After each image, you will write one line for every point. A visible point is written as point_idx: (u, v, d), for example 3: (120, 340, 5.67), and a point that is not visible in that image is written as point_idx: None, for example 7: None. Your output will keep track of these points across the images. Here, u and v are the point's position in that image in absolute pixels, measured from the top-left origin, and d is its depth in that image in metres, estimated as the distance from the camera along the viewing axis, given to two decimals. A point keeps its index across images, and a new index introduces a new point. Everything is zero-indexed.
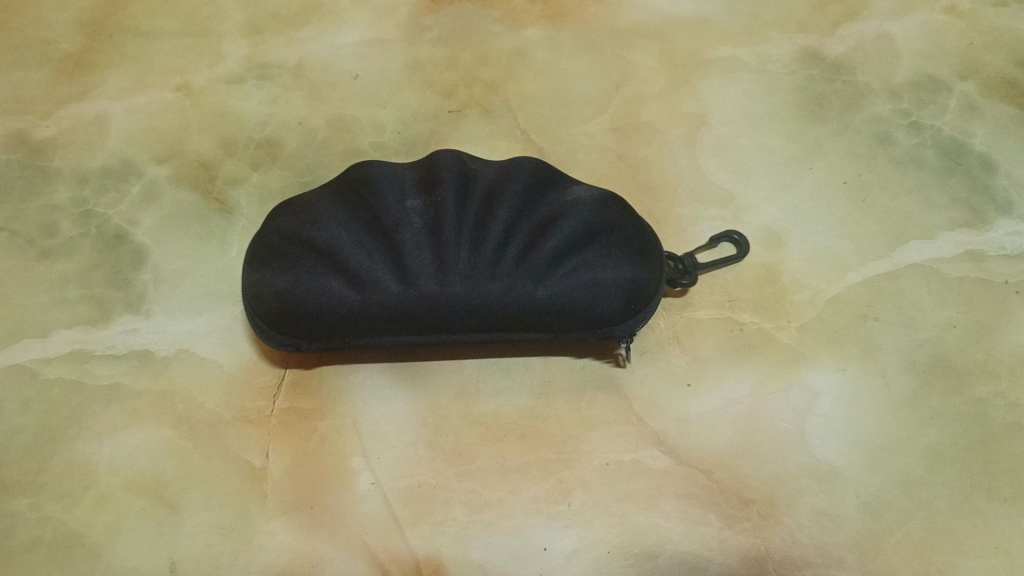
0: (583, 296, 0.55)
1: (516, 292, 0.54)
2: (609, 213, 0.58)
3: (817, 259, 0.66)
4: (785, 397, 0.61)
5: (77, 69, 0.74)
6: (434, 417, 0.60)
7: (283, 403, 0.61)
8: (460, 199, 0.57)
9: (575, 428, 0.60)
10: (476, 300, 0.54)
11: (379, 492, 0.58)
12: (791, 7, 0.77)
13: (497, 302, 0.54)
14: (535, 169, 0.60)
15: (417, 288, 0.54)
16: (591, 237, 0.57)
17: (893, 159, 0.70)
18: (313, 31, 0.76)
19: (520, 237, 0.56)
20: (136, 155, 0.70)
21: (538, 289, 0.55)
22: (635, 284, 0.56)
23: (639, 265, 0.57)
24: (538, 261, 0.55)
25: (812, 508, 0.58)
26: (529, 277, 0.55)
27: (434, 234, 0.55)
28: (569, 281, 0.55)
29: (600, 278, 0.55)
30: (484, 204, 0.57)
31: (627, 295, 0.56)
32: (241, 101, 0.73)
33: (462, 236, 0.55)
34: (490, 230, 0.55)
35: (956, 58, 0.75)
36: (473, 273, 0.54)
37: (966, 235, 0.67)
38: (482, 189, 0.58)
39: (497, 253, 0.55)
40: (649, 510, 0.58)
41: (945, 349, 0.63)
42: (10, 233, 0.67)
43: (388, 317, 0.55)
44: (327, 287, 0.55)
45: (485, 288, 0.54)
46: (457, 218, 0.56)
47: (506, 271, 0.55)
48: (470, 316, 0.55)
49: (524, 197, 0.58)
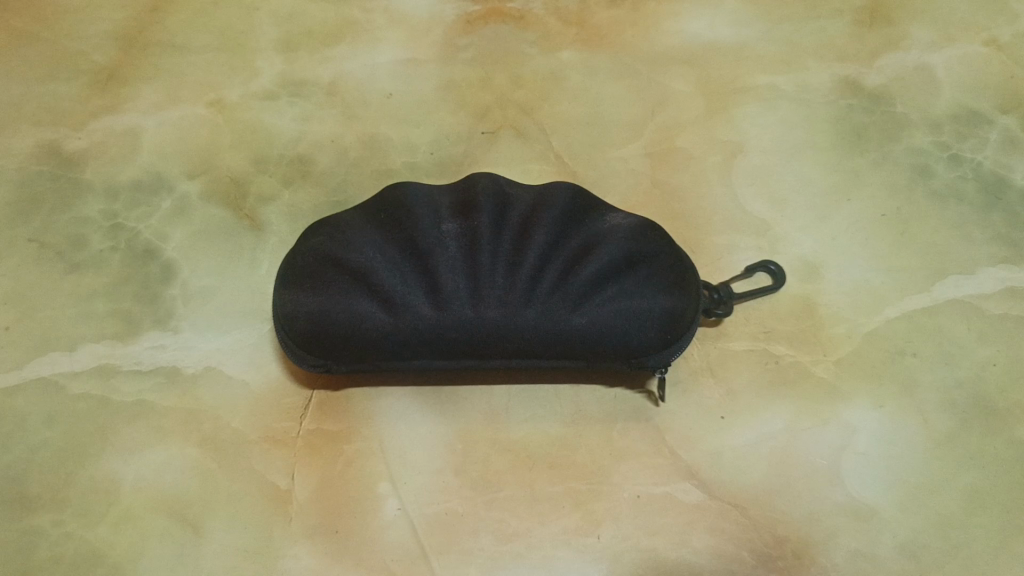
0: (618, 326, 0.54)
1: (551, 321, 0.53)
2: (649, 242, 0.57)
3: (855, 292, 0.65)
4: (821, 433, 0.60)
5: (110, 81, 0.74)
6: (462, 443, 0.59)
7: (310, 424, 0.60)
8: (497, 224, 0.56)
9: (607, 458, 0.59)
10: (511, 327, 0.53)
11: (405, 519, 0.57)
12: (829, 35, 0.76)
13: (532, 329, 0.53)
14: (572, 196, 0.59)
15: (451, 313, 0.53)
16: (629, 266, 0.56)
17: (933, 193, 0.69)
18: (347, 49, 0.76)
19: (556, 264, 0.55)
20: (167, 170, 0.70)
21: (573, 317, 0.54)
22: (672, 314, 0.55)
23: (677, 294, 0.56)
24: (574, 289, 0.54)
25: (848, 547, 0.56)
26: (565, 305, 0.54)
27: (470, 259, 0.54)
28: (605, 310, 0.54)
29: (637, 308, 0.55)
30: (521, 231, 0.56)
31: (663, 326, 0.55)
32: (273, 118, 0.72)
33: (498, 262, 0.54)
34: (526, 256, 0.55)
35: (997, 92, 0.74)
36: (508, 299, 0.53)
37: (1006, 271, 0.66)
38: (519, 215, 0.57)
39: (533, 279, 0.54)
40: (680, 546, 0.56)
41: (985, 387, 0.61)
42: (40, 244, 0.67)
43: (421, 341, 0.54)
44: (360, 310, 0.54)
45: (520, 315, 0.53)
46: (493, 243, 0.55)
47: (541, 299, 0.54)
48: (503, 343, 0.54)
49: (561, 223, 0.57)
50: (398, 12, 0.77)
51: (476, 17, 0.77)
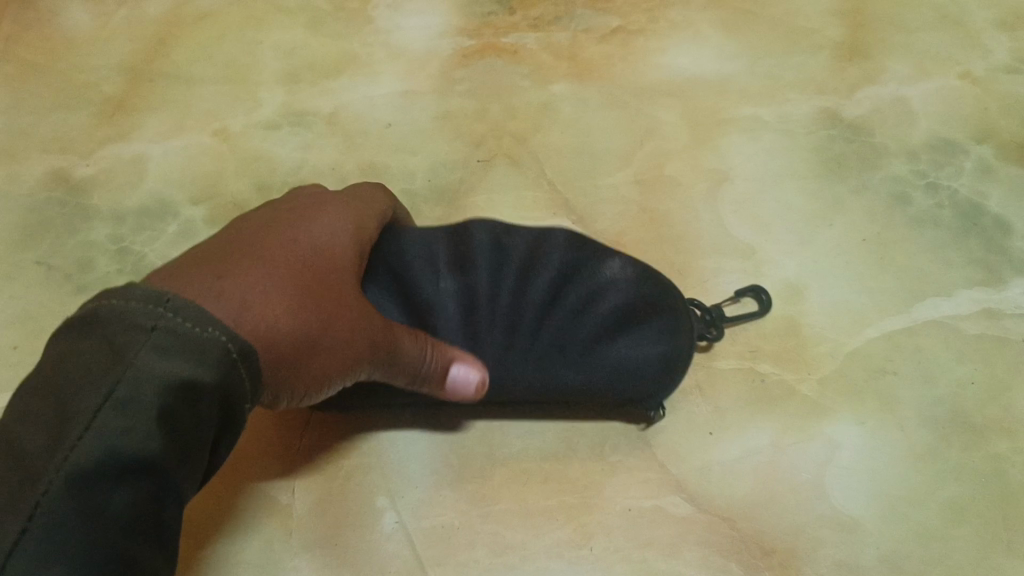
0: (615, 376, 0.55)
1: (549, 376, 0.54)
2: (652, 293, 0.56)
3: (837, 314, 0.67)
4: (806, 449, 0.62)
5: (118, 111, 0.77)
6: (458, 458, 0.61)
7: (312, 439, 0.62)
8: (495, 274, 0.54)
9: (598, 472, 0.61)
10: (508, 381, 0.54)
11: (403, 532, 0.59)
12: (811, 69, 0.79)
13: (528, 383, 0.54)
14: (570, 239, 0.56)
15: None
16: (636, 317, 0.55)
17: (911, 219, 0.71)
18: (347, 81, 0.79)
19: (554, 319, 0.54)
20: (172, 197, 0.73)
21: (569, 373, 0.54)
22: (669, 361, 0.55)
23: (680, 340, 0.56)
24: (572, 347, 0.54)
25: (833, 558, 0.58)
26: (562, 362, 0.54)
27: (469, 322, 0.53)
28: (604, 367, 0.54)
29: (634, 360, 0.55)
30: (522, 283, 0.54)
31: (662, 371, 0.55)
32: (276, 146, 0.75)
33: (497, 319, 0.53)
34: (524, 315, 0.54)
35: (972, 122, 0.76)
36: (506, 358, 0.53)
37: (982, 293, 0.68)
38: (519, 262, 0.54)
39: (532, 336, 0.54)
40: (671, 557, 0.58)
41: (963, 404, 0.63)
42: (48, 267, 0.70)
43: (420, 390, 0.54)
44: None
45: (518, 371, 0.54)
46: (491, 303, 0.53)
47: (540, 356, 0.54)
48: (503, 390, 0.55)
49: (562, 272, 0.55)
50: (397, 46, 0.80)
51: (472, 51, 0.80)
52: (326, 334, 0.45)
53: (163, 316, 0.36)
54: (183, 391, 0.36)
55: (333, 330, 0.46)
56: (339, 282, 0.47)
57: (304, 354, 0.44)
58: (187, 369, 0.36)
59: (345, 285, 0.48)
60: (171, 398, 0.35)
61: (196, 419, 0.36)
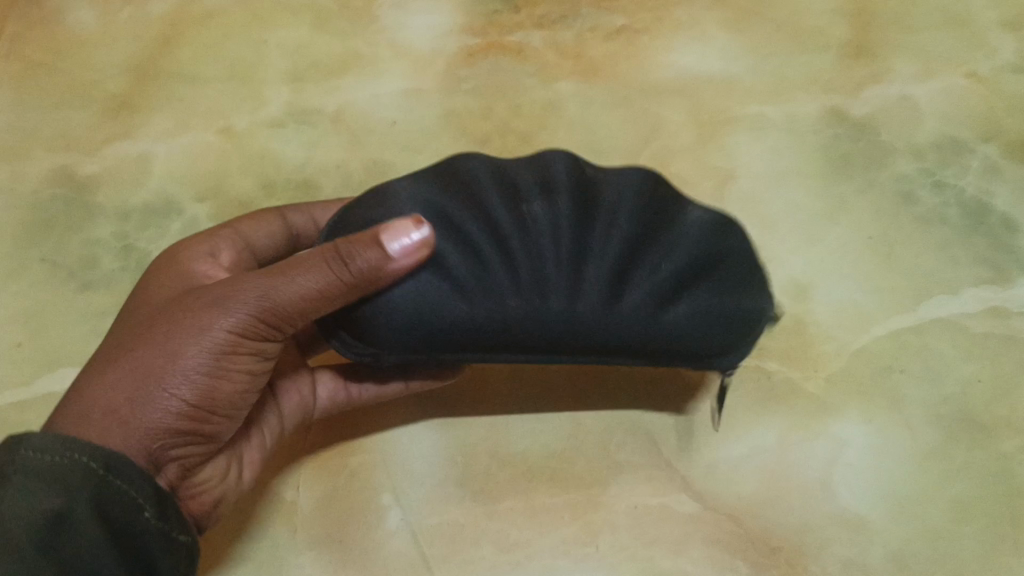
0: (707, 324, 0.51)
1: (628, 317, 0.49)
2: (736, 236, 0.53)
3: (844, 312, 0.67)
4: (812, 446, 0.61)
5: (122, 109, 0.77)
6: (463, 455, 0.61)
7: (316, 436, 0.62)
8: (574, 206, 0.51)
9: (604, 470, 0.60)
10: (584, 324, 0.49)
11: (408, 529, 0.59)
12: (817, 68, 0.79)
13: (624, 328, 0.49)
14: (650, 182, 0.55)
15: (524, 304, 0.49)
16: (722, 260, 0.52)
17: (917, 217, 0.71)
18: (352, 79, 0.78)
19: (642, 260, 0.51)
20: (177, 195, 0.73)
21: (655, 315, 0.50)
22: (747, 319, 0.52)
23: (766, 297, 0.53)
24: (660, 286, 0.50)
25: (839, 557, 0.58)
26: (647, 303, 0.50)
27: (542, 244, 0.50)
28: (700, 303, 0.51)
29: (720, 307, 0.51)
30: (597, 221, 0.51)
31: (740, 323, 0.51)
32: (281, 144, 0.75)
33: (571, 251, 0.50)
34: (603, 249, 0.50)
35: (978, 121, 0.76)
36: (585, 294, 0.49)
37: (989, 291, 0.68)
38: (599, 199, 0.52)
39: (613, 276, 0.50)
40: (676, 555, 0.58)
41: (970, 403, 0.63)
42: (53, 264, 0.70)
43: (487, 336, 0.49)
44: (434, 298, 0.49)
45: (595, 313, 0.49)
46: (572, 230, 0.50)
47: (621, 297, 0.49)
48: (575, 339, 0.49)
49: (643, 209, 0.53)
50: (402, 45, 0.80)
51: (477, 49, 0.80)
52: (187, 355, 0.49)
53: (70, 449, 0.45)
54: (54, 522, 0.43)
55: (199, 336, 0.49)
56: (204, 294, 0.51)
57: (165, 376, 0.48)
58: (54, 500, 0.43)
59: (215, 290, 0.51)
60: (54, 524, 0.43)
61: (124, 510, 0.45)
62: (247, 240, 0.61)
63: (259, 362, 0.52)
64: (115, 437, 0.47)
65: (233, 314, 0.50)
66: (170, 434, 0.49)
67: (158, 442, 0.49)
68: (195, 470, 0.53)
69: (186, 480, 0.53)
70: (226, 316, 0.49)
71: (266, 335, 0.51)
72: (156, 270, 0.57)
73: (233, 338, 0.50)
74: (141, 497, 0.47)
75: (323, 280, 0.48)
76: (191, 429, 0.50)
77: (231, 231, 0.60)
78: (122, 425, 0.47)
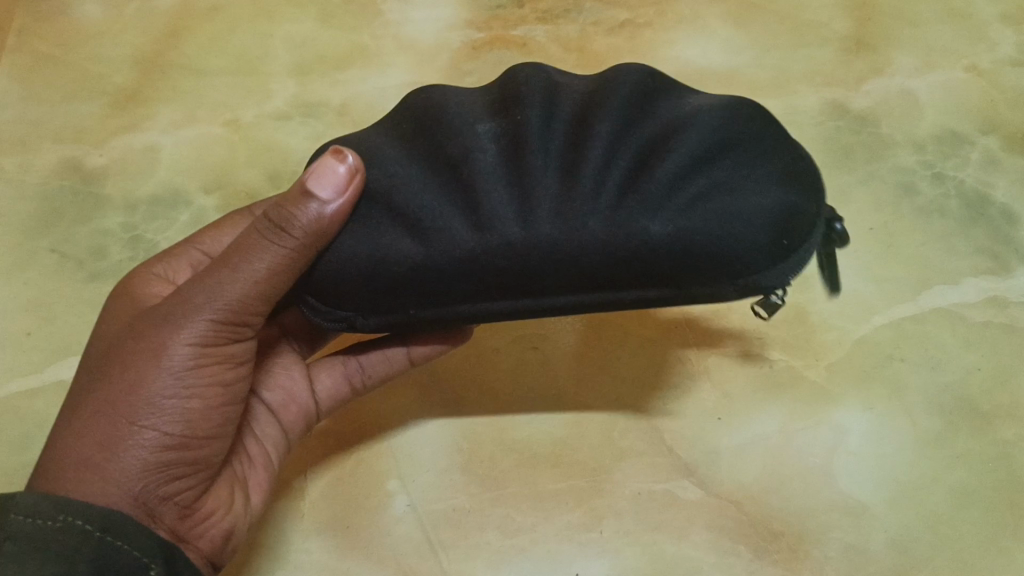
0: (721, 226, 0.42)
1: (621, 227, 0.42)
2: (747, 123, 0.46)
3: (846, 302, 0.67)
4: (814, 434, 0.62)
5: (130, 101, 0.78)
6: (468, 442, 0.62)
7: (321, 425, 0.63)
8: (546, 112, 0.45)
9: (608, 457, 0.61)
10: (572, 243, 0.43)
11: (414, 514, 0.59)
12: (818, 62, 0.79)
13: (615, 241, 0.43)
14: (642, 74, 0.48)
15: (496, 234, 0.43)
16: (734, 148, 0.44)
17: (918, 208, 0.72)
18: (357, 73, 0.79)
19: (630, 156, 0.44)
20: (184, 186, 0.74)
21: (653, 223, 0.42)
22: (786, 209, 0.43)
23: (782, 189, 0.44)
24: (656, 186, 0.43)
25: (842, 541, 0.58)
26: (642, 206, 0.43)
27: (514, 156, 0.44)
28: (697, 210, 0.43)
29: (742, 206, 0.43)
30: (577, 122, 0.45)
31: (779, 223, 0.43)
32: (287, 136, 0.76)
33: (550, 161, 0.44)
34: (589, 151, 0.43)
35: (978, 114, 0.77)
36: (567, 207, 0.43)
37: (989, 281, 0.68)
38: (575, 102, 0.46)
39: (599, 178, 0.43)
40: (680, 540, 0.58)
41: (969, 391, 0.64)
42: (61, 254, 0.71)
43: (469, 272, 0.44)
44: (385, 238, 0.45)
45: (582, 226, 0.42)
46: (544, 136, 0.44)
47: (611, 201, 0.43)
48: (569, 265, 0.43)
49: (630, 104, 0.46)
50: (407, 38, 0.81)
51: (481, 43, 0.81)
52: (150, 385, 0.47)
53: (68, 511, 0.42)
54: None
55: (160, 357, 0.47)
56: (156, 314, 0.49)
57: (133, 404, 0.46)
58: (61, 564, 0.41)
59: (164, 309, 0.49)
60: None
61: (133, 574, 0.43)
62: (206, 252, 0.59)
63: (228, 372, 0.50)
64: (95, 487, 0.44)
65: (188, 327, 0.47)
66: (160, 468, 0.47)
67: (145, 482, 0.46)
68: (196, 506, 0.50)
69: (189, 517, 0.49)
70: (179, 330, 0.47)
71: (226, 337, 0.49)
72: (110, 300, 0.56)
73: (193, 350, 0.47)
74: (142, 551, 0.44)
75: (271, 256, 0.47)
76: (179, 462, 0.48)
77: (189, 249, 0.59)
78: (101, 476, 0.45)
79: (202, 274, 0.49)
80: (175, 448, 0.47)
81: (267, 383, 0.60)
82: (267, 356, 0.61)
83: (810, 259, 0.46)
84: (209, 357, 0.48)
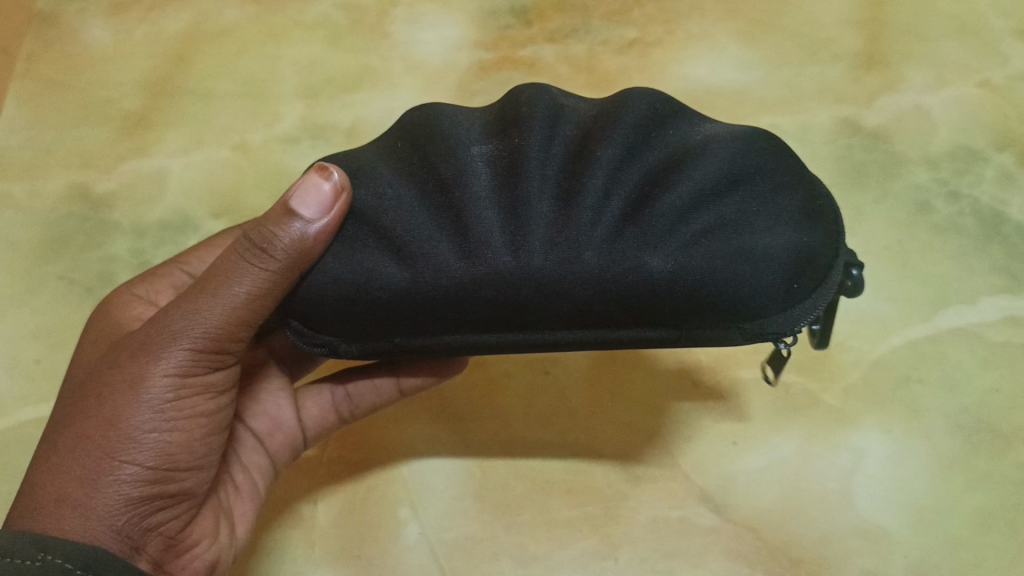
0: (723, 265, 0.41)
1: (617, 262, 0.41)
2: (766, 157, 0.44)
3: (862, 322, 0.67)
4: (830, 457, 0.61)
5: (138, 126, 0.78)
6: (480, 468, 0.61)
7: (333, 451, 0.63)
8: (546, 139, 0.44)
9: (622, 483, 0.60)
10: (566, 277, 0.41)
11: (425, 544, 0.59)
12: (830, 79, 0.79)
13: (612, 276, 0.41)
14: (653, 101, 0.47)
15: (485, 262, 0.42)
16: (744, 181, 0.43)
17: (933, 227, 0.71)
18: (366, 94, 0.79)
19: (630, 188, 0.43)
20: (193, 211, 0.73)
21: (651, 259, 0.41)
22: (801, 251, 0.42)
23: (799, 228, 0.42)
24: (655, 223, 0.42)
25: (860, 568, 0.57)
26: (639, 242, 0.41)
27: (509, 183, 0.43)
28: (698, 248, 0.41)
29: (749, 243, 0.41)
30: (577, 150, 0.44)
31: (790, 267, 0.42)
32: (295, 159, 0.75)
33: (546, 190, 0.42)
34: (588, 181, 0.42)
35: (993, 130, 0.76)
36: (562, 238, 0.41)
37: (1007, 300, 0.67)
38: (577, 128, 0.45)
39: (597, 209, 0.42)
40: (696, 568, 0.58)
41: (990, 412, 0.63)
42: (69, 280, 0.71)
43: (454, 301, 0.43)
44: (368, 262, 0.44)
45: (577, 259, 0.41)
46: (542, 162, 0.43)
47: (607, 235, 0.42)
48: (559, 300, 0.42)
49: (636, 134, 0.45)
50: (415, 60, 0.81)
51: (490, 64, 0.80)
52: (129, 418, 0.46)
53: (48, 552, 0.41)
54: None
55: (134, 391, 0.46)
56: (131, 342, 0.48)
57: (110, 440, 0.45)
58: None
59: (140, 337, 0.47)
60: None
61: None
62: (190, 272, 0.60)
63: (208, 401, 0.49)
64: (72, 524, 0.43)
65: (166, 357, 0.46)
66: (141, 502, 0.46)
67: (124, 518, 0.45)
68: (181, 537, 0.49)
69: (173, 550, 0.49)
70: (157, 361, 0.46)
71: (205, 366, 0.48)
72: (91, 326, 0.56)
73: (171, 381, 0.47)
74: None
75: (252, 279, 0.46)
76: (161, 494, 0.47)
77: (174, 268, 0.60)
78: (79, 511, 0.44)
79: (178, 300, 0.48)
80: (155, 482, 0.46)
81: (253, 409, 0.59)
82: (253, 380, 0.60)
83: (825, 306, 0.45)
84: (188, 387, 0.47)
